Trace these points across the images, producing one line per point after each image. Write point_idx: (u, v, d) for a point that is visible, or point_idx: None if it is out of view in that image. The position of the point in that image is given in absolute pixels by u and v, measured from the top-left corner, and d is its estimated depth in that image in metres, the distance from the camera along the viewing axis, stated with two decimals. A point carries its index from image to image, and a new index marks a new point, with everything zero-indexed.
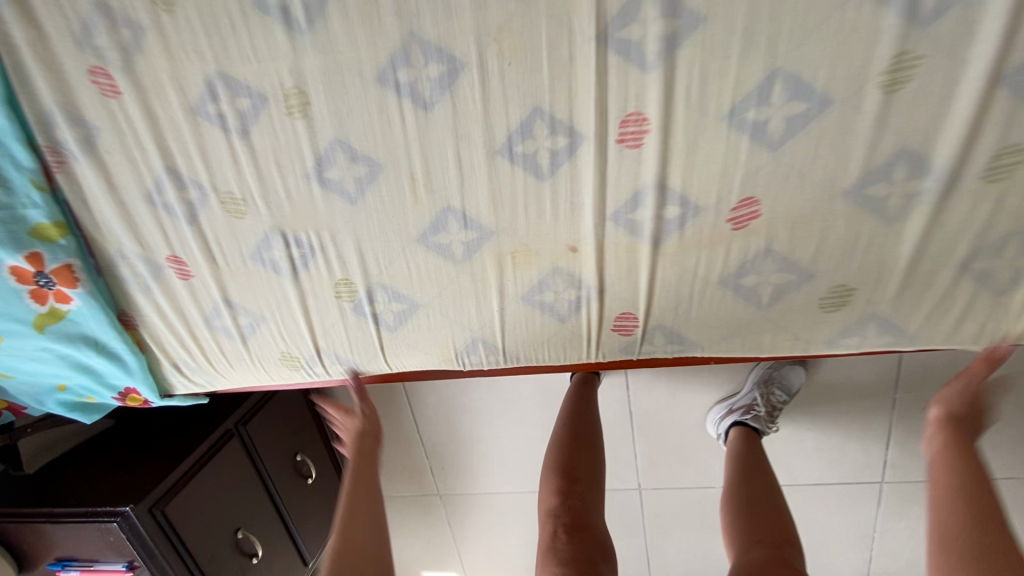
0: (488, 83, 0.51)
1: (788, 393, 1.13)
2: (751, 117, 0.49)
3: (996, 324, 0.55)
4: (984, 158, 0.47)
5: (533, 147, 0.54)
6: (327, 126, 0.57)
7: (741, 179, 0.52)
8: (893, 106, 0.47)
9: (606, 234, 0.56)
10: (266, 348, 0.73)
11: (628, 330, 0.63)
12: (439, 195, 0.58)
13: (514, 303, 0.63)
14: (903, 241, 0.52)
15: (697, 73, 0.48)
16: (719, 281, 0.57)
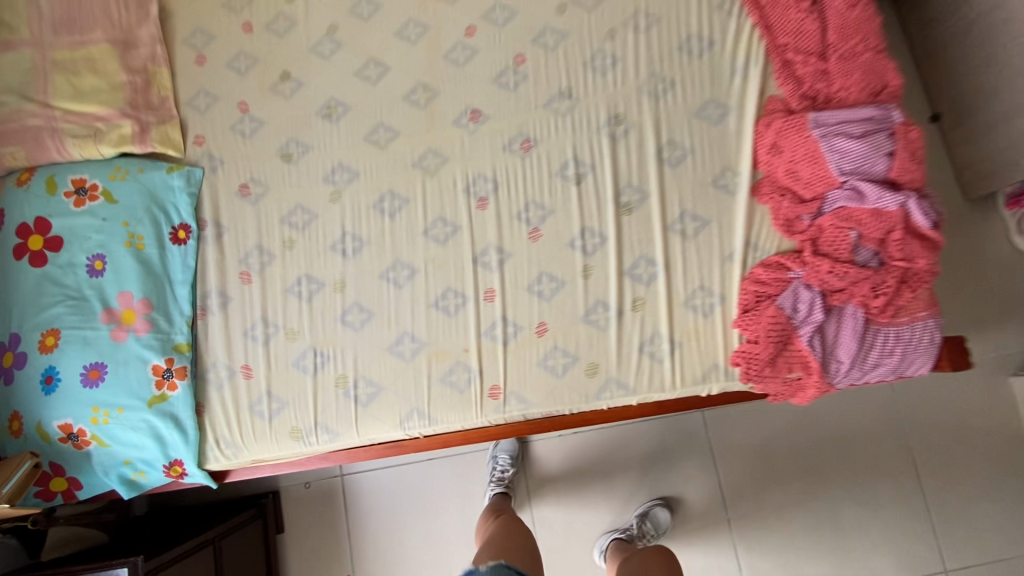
0: (428, 275, 1.21)
1: (657, 528, 1.50)
2: (536, 288, 1.20)
3: (670, 381, 1.14)
4: (628, 303, 1.17)
5: (447, 302, 1.20)
6: (352, 294, 1.22)
7: (536, 313, 1.19)
8: (587, 284, 1.19)
9: (482, 341, 1.18)
10: (282, 424, 1.19)
11: (497, 395, 1.16)
12: (401, 324, 1.20)
13: (436, 382, 1.18)
14: (611, 340, 1.16)
15: (512, 272, 1.20)
16: (537, 363, 1.17)
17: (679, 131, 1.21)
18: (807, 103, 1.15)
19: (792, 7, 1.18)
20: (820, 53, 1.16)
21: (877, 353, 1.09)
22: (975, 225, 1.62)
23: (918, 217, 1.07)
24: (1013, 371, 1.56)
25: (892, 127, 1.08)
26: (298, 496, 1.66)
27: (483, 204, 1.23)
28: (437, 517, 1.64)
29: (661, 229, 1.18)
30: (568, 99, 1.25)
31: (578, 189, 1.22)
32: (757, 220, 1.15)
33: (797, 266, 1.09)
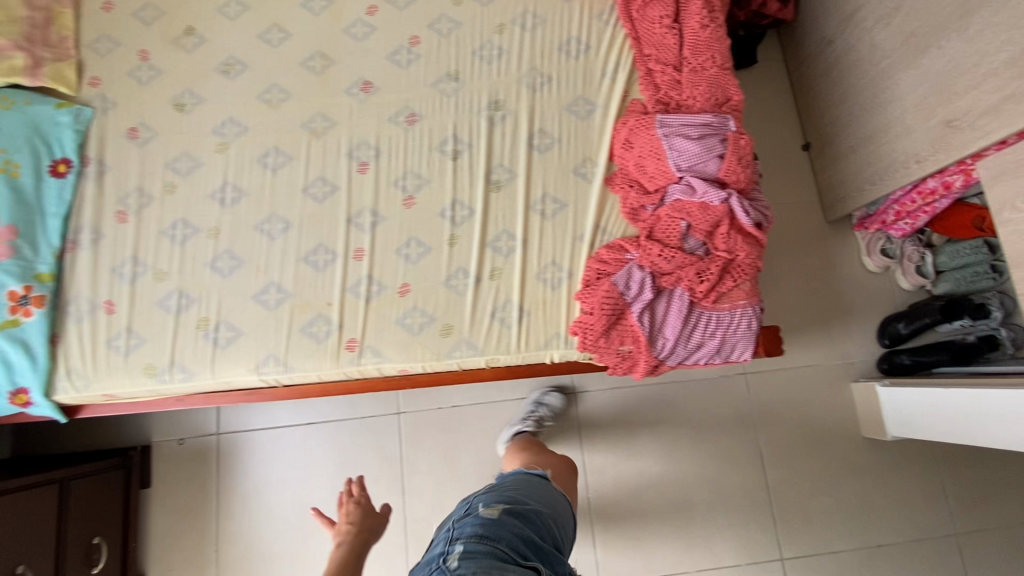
0: (300, 231, 1.26)
1: None
2: (404, 251, 1.25)
3: (516, 347, 1.22)
4: (486, 272, 1.24)
5: (316, 257, 1.25)
6: (225, 242, 1.26)
7: (400, 274, 1.23)
8: (452, 251, 1.25)
9: (344, 296, 1.22)
10: (137, 361, 1.21)
11: (353, 348, 1.20)
12: (269, 275, 1.24)
13: (295, 332, 1.21)
14: (466, 305, 1.22)
15: (383, 234, 1.26)
16: (396, 320, 1.21)
17: (549, 121, 1.32)
18: (661, 107, 1.27)
19: (657, 23, 1.31)
20: (676, 65, 1.30)
21: (700, 334, 1.21)
22: (831, 246, 1.80)
23: (740, 214, 1.19)
24: (853, 378, 1.72)
25: (725, 134, 1.22)
26: (170, 452, 1.64)
27: (362, 169, 1.29)
28: (308, 483, 1.64)
29: (523, 208, 1.27)
30: (454, 81, 1.34)
31: (453, 163, 1.30)
32: (608, 208, 1.27)
33: (633, 249, 1.20)
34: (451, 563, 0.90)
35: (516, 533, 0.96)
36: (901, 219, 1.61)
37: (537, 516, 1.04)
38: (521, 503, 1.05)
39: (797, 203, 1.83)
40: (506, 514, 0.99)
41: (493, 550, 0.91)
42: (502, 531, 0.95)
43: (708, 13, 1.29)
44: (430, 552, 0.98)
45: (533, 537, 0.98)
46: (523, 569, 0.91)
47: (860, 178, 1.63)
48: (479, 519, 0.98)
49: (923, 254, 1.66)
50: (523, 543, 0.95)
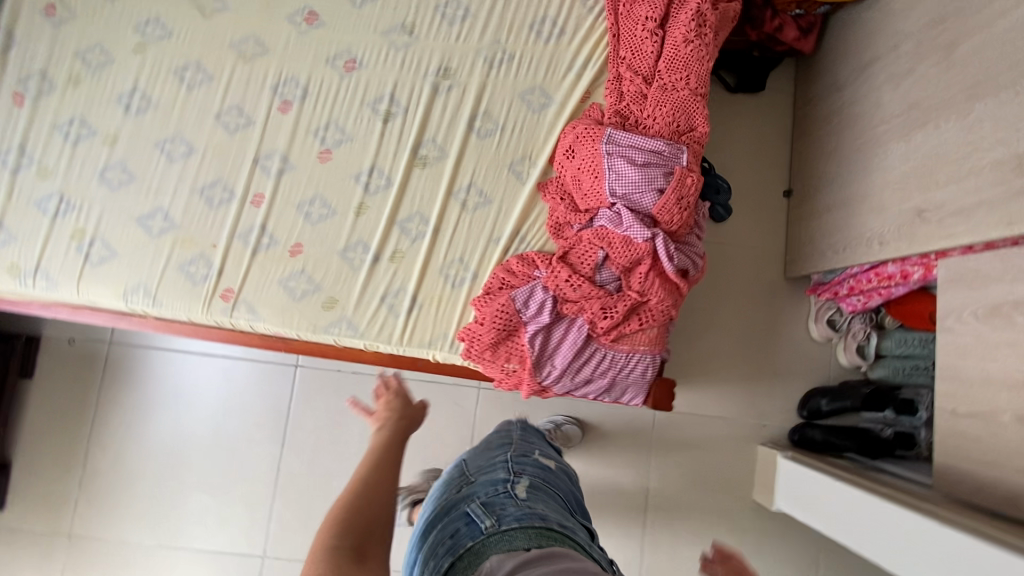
0: (202, 160, 1.16)
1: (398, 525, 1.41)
2: (305, 209, 1.16)
3: (398, 336, 1.14)
4: (387, 252, 1.16)
5: (211, 192, 1.16)
6: (120, 153, 1.16)
7: (295, 233, 1.15)
8: (356, 221, 1.16)
9: (232, 241, 1.15)
10: (3, 257, 1.14)
11: (228, 298, 1.14)
12: (160, 199, 1.15)
13: (172, 266, 1.14)
14: (356, 281, 1.15)
15: (288, 185, 1.16)
16: (280, 280, 1.14)
17: (498, 104, 1.20)
18: (617, 120, 1.15)
19: (641, 23, 1.17)
20: (647, 76, 1.16)
21: (588, 371, 1.14)
22: (781, 302, 1.71)
23: (662, 258, 1.10)
24: (761, 440, 1.67)
25: (673, 167, 1.10)
26: (58, 348, 1.59)
27: (284, 109, 1.18)
28: (191, 412, 1.60)
29: (444, 193, 1.17)
30: (407, 35, 1.20)
31: (383, 126, 1.18)
32: (533, 216, 1.17)
33: (543, 267, 1.11)
34: (520, 489, 0.87)
35: (565, 492, 0.98)
36: (854, 295, 1.51)
37: (577, 492, 1.06)
38: (563, 471, 1.06)
39: (760, 249, 1.73)
40: (559, 473, 1.02)
41: (556, 496, 0.92)
42: (559, 487, 0.97)
43: (697, 25, 1.14)
44: (483, 476, 0.92)
45: (578, 504, 1.00)
46: (581, 523, 0.91)
47: (826, 242, 1.52)
48: (540, 466, 0.99)
49: (868, 333, 1.57)
50: (571, 503, 0.97)
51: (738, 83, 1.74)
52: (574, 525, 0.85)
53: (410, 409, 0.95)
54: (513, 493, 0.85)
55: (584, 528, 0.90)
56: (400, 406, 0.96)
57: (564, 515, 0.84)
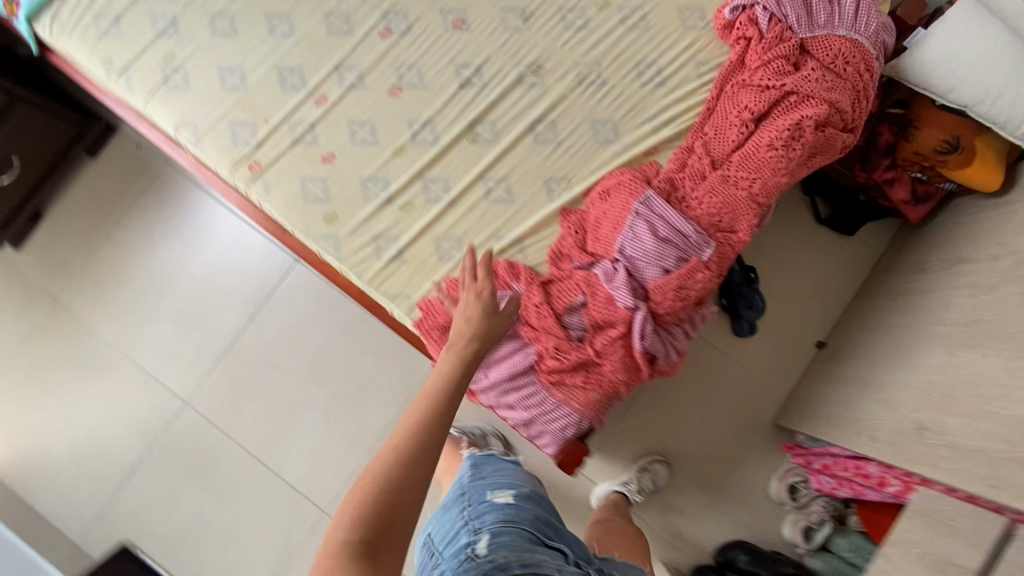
0: (295, 46, 1.25)
1: None
2: (354, 128, 1.22)
3: (369, 277, 1.18)
4: (400, 199, 1.19)
5: (288, 76, 1.24)
6: (235, 8, 1.27)
7: (335, 144, 1.21)
8: (389, 159, 1.20)
9: (281, 123, 1.23)
10: (106, 48, 1.27)
11: (252, 169, 1.22)
12: (245, 61, 1.25)
13: (225, 120, 1.24)
14: (361, 209, 1.19)
15: (351, 101, 1.22)
16: (301, 177, 1.21)
17: (567, 120, 1.20)
18: (664, 187, 1.13)
19: (737, 110, 1.13)
20: (716, 161, 1.13)
21: (514, 398, 1.14)
22: (755, 443, 1.61)
23: (633, 334, 1.07)
24: (664, 558, 1.59)
25: (690, 257, 1.07)
26: (125, 145, 1.76)
27: (383, 35, 1.24)
28: (193, 251, 1.72)
29: (476, 174, 1.19)
30: (521, 21, 1.23)
31: (457, 90, 1.22)
32: (542, 233, 1.17)
33: (524, 283, 1.12)
34: (479, 547, 0.78)
35: (534, 517, 0.89)
36: (825, 474, 1.43)
37: (548, 502, 0.98)
38: (531, 490, 0.98)
39: (762, 382, 1.64)
40: (522, 497, 0.92)
41: (521, 534, 0.83)
42: (524, 514, 0.88)
43: (790, 137, 1.09)
44: (447, 549, 0.84)
45: (547, 516, 0.92)
46: (554, 549, 0.85)
47: (825, 409, 1.42)
48: (499, 507, 0.89)
49: (824, 519, 1.48)
50: (542, 525, 0.89)
51: (830, 217, 1.64)
52: (542, 556, 0.79)
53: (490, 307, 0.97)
54: (474, 555, 0.77)
55: (558, 554, 0.84)
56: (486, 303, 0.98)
57: (530, 560, 0.77)
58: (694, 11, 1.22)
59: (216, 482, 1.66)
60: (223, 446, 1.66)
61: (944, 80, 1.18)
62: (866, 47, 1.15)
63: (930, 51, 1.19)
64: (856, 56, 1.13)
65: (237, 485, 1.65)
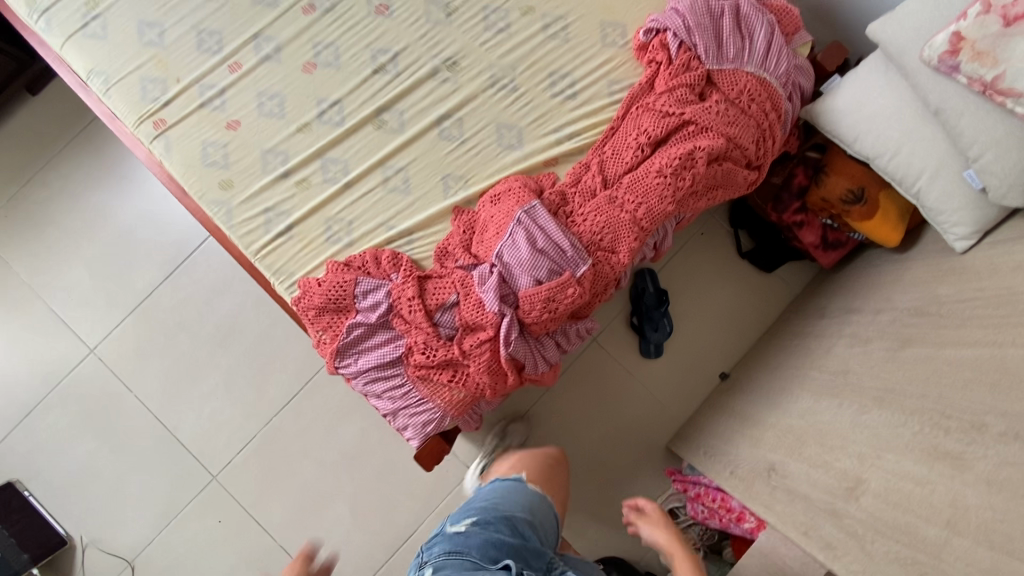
0: (218, 9, 1.24)
1: None
2: (264, 99, 1.22)
3: (255, 249, 1.18)
4: (298, 175, 1.20)
5: (206, 39, 1.24)
6: None
7: (243, 112, 1.21)
8: (293, 135, 1.20)
9: (192, 84, 1.22)
10: None
11: (157, 126, 1.21)
12: (165, 17, 1.24)
13: (138, 73, 1.23)
14: (258, 181, 1.19)
15: (265, 72, 1.22)
16: (204, 141, 1.21)
17: (473, 119, 1.20)
18: (554, 199, 1.13)
19: (636, 133, 1.14)
20: (608, 181, 1.13)
21: (378, 387, 1.13)
22: (644, 464, 1.62)
23: (499, 340, 1.08)
24: None
25: (564, 271, 1.08)
26: (66, 87, 1.75)
27: (306, 11, 1.24)
28: (119, 202, 1.72)
29: (376, 161, 1.19)
30: (444, 16, 1.23)
31: (371, 75, 1.22)
32: (431, 228, 1.17)
33: (400, 274, 1.11)
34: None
35: (486, 542, 0.95)
36: (700, 503, 1.44)
37: (518, 526, 1.01)
38: (501, 518, 1.00)
39: (662, 405, 1.65)
40: (476, 526, 0.98)
41: (463, 564, 0.91)
42: (473, 544, 0.94)
43: (680, 166, 1.10)
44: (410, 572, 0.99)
45: (505, 540, 0.96)
46: (497, 567, 0.91)
47: (708, 439, 1.43)
48: (449, 539, 0.97)
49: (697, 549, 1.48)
50: (493, 549, 0.94)
51: (751, 251, 1.65)
52: None
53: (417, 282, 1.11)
54: None
55: (501, 570, 0.90)
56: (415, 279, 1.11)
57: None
58: (615, 27, 1.22)
59: (109, 433, 1.66)
60: (121, 399, 1.66)
61: (849, 129, 1.18)
62: (773, 86, 1.16)
63: (840, 99, 1.19)
64: (762, 94, 1.15)
65: (129, 439, 1.66)
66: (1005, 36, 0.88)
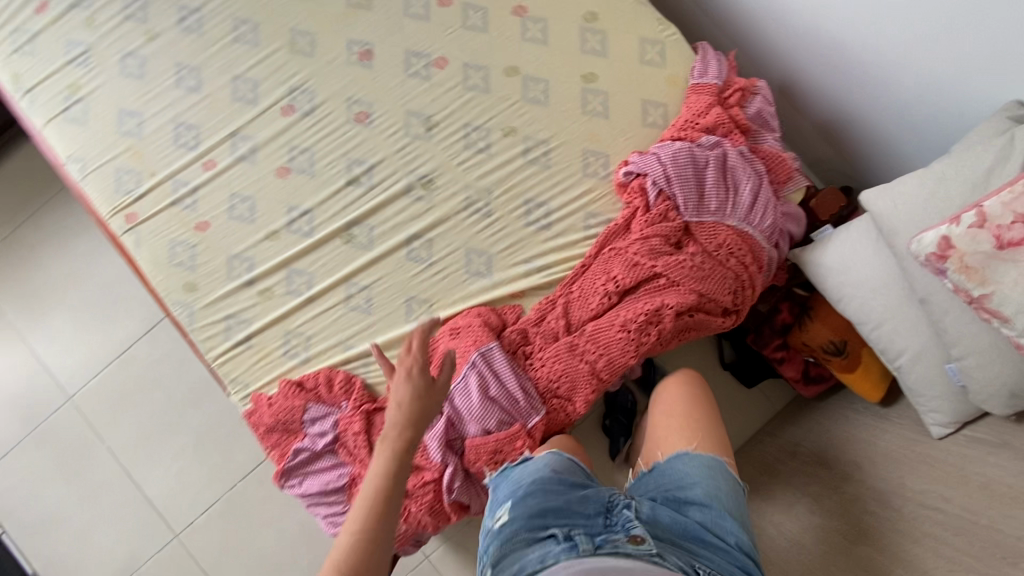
0: (197, 103, 1.23)
1: None
2: (235, 202, 1.20)
3: (214, 355, 1.17)
4: (262, 284, 1.18)
5: (183, 134, 1.22)
6: (148, 51, 1.24)
7: (213, 213, 1.20)
8: (261, 242, 1.19)
9: (165, 179, 1.21)
10: (17, 64, 1.26)
11: (129, 220, 1.21)
12: (145, 108, 1.23)
13: (114, 163, 1.22)
14: (222, 286, 1.18)
15: (238, 173, 1.21)
16: (173, 239, 1.20)
17: (443, 240, 1.17)
18: (514, 338, 1.10)
19: (606, 277, 1.10)
20: (572, 325, 1.10)
21: (322, 511, 1.11)
22: None
23: (443, 484, 1.06)
24: None
25: (515, 421, 1.05)
26: None
27: (285, 112, 1.21)
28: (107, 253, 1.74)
29: (341, 277, 1.17)
30: (424, 130, 1.20)
31: (344, 186, 1.19)
32: (389, 352, 1.15)
33: (350, 405, 1.09)
34: None
35: (530, 516, 0.85)
36: None
37: (554, 487, 0.89)
38: (531, 486, 0.89)
39: None
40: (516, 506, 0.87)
41: (517, 548, 0.81)
42: (519, 523, 0.84)
43: (645, 321, 1.06)
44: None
45: (549, 508, 0.85)
46: (549, 537, 0.81)
47: None
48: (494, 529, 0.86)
49: None
50: (540, 519, 0.84)
51: (733, 363, 1.59)
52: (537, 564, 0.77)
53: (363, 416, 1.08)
54: None
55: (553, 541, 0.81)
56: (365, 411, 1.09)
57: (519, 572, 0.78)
58: (598, 159, 1.18)
59: (78, 482, 1.68)
60: (93, 451, 1.69)
61: (833, 289, 1.12)
62: (757, 239, 1.11)
63: (829, 253, 1.12)
64: (743, 248, 1.10)
65: (96, 489, 1.68)
66: (996, 259, 0.81)
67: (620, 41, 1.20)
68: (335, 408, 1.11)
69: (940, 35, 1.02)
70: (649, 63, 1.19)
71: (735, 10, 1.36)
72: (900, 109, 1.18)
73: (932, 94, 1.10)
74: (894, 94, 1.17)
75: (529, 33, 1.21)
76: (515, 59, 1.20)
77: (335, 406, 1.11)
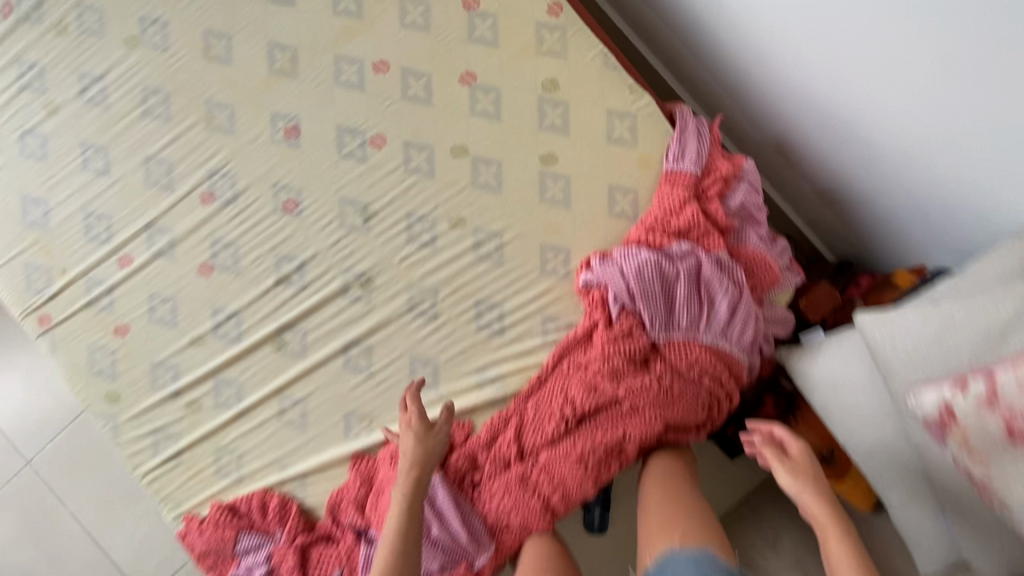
0: (107, 189, 1.09)
1: None
2: (155, 303, 1.08)
3: (144, 471, 1.09)
4: (189, 395, 1.08)
5: (93, 225, 1.09)
6: (48, 128, 1.10)
7: (133, 316, 1.09)
8: (184, 349, 1.08)
9: (78, 277, 1.09)
10: None
11: (42, 323, 1.10)
12: (50, 194, 1.10)
13: (22, 258, 1.10)
14: (147, 397, 1.09)
15: (156, 271, 1.08)
16: (91, 344, 1.09)
17: (384, 347, 1.05)
18: (461, 465, 1.01)
19: (563, 399, 0.98)
20: (525, 450, 0.99)
21: None
22: None
23: None
24: None
25: (460, 561, 0.98)
26: None
27: (204, 200, 1.07)
28: None
29: (274, 389, 1.06)
30: (360, 221, 1.05)
31: (273, 286, 1.06)
32: (327, 472, 1.05)
33: (284, 537, 1.02)
34: None
35: None
36: None
37: None
38: None
39: None
40: None
41: None
42: None
43: (604, 454, 0.96)
44: None
45: None
46: None
47: None
48: None
49: None
50: None
51: None
52: None
53: (298, 549, 1.00)
54: None
55: None
56: (302, 543, 1.01)
57: None
58: (558, 254, 1.04)
59: (44, 545, 1.66)
60: (56, 514, 1.66)
61: (820, 409, 0.99)
62: (734, 356, 0.97)
63: (818, 368, 0.99)
64: (717, 367, 0.97)
65: (62, 552, 1.65)
66: (1004, 449, 0.69)
67: (584, 114, 1.03)
68: (271, 536, 1.04)
69: (954, 103, 0.78)
70: (617, 141, 1.02)
71: (722, 58, 1.17)
72: (912, 164, 0.93)
73: (973, 167, 0.84)
74: (928, 170, 0.91)
75: (478, 105, 1.04)
76: (463, 136, 1.04)
77: (270, 535, 1.04)
